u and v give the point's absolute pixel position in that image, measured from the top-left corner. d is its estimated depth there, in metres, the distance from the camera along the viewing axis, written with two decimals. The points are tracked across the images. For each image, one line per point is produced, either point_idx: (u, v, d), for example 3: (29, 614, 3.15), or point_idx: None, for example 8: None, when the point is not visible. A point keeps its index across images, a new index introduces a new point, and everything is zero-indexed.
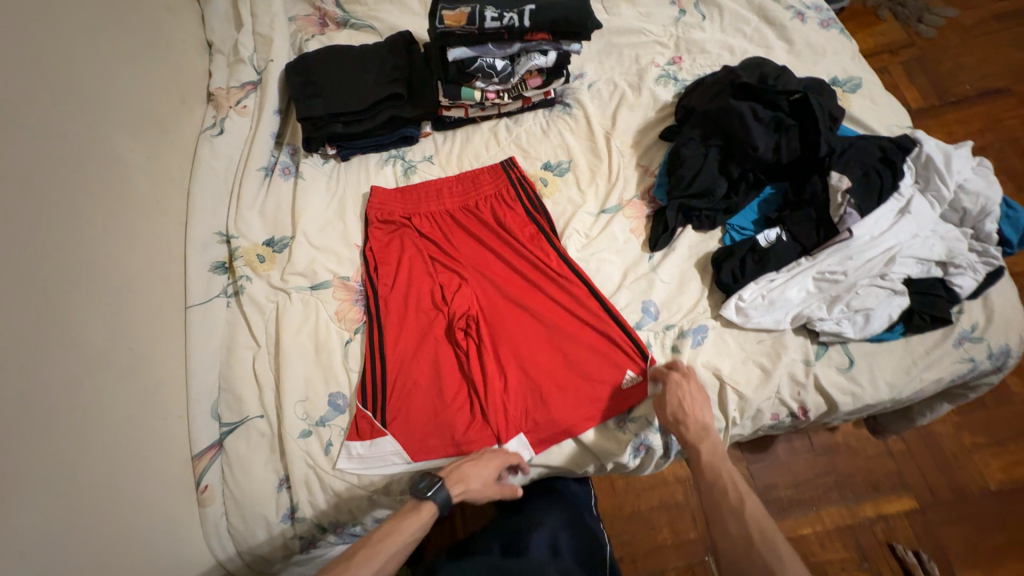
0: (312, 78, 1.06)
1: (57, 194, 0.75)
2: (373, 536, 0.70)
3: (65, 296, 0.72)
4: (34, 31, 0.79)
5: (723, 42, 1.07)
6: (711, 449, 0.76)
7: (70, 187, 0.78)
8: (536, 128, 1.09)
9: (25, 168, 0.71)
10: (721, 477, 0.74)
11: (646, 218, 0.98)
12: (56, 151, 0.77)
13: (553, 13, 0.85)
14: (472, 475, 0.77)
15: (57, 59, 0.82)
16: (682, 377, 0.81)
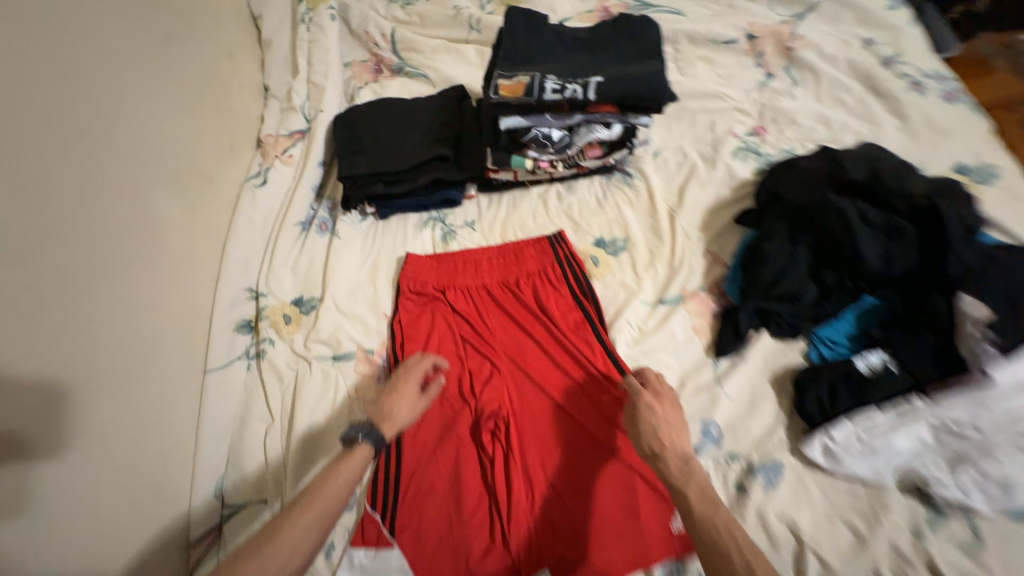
0: (359, 134, 1.02)
1: (94, 255, 0.72)
2: (305, 493, 0.62)
3: (83, 365, 0.68)
4: (92, 83, 0.77)
5: (818, 114, 0.92)
6: (689, 460, 0.63)
7: (109, 244, 0.75)
8: (590, 197, 0.98)
9: (59, 227, 0.67)
10: (694, 475, 0.61)
11: (712, 316, 0.84)
12: (100, 209, 0.75)
13: (622, 87, 0.75)
14: (397, 408, 0.73)
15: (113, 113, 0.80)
16: (655, 400, 0.70)
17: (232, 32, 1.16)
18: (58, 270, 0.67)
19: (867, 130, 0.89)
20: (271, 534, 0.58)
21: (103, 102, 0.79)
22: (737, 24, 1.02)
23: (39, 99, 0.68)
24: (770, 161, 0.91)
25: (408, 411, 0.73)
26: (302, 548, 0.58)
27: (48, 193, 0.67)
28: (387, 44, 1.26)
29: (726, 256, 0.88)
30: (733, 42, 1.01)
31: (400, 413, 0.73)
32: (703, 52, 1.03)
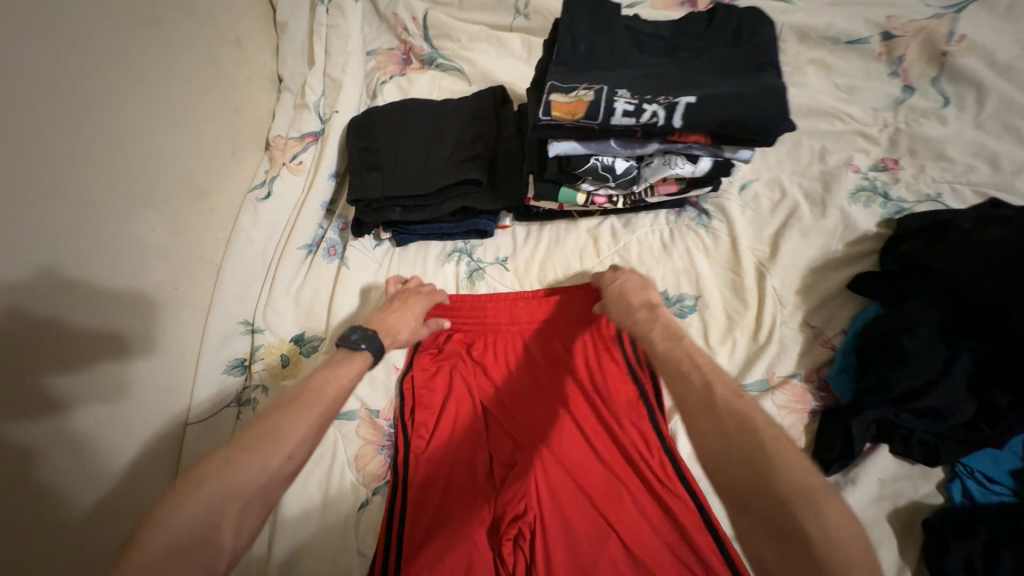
0: (376, 144, 0.85)
1: (43, 306, 0.59)
2: (309, 382, 0.57)
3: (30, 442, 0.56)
4: (47, 90, 0.63)
5: (978, 146, 0.68)
6: (662, 330, 0.60)
7: (65, 288, 0.62)
8: (653, 238, 0.79)
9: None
10: (678, 360, 0.55)
11: (808, 415, 0.64)
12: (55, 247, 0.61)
13: (722, 112, 0.54)
14: (398, 324, 0.71)
15: (79, 122, 0.66)
16: (619, 274, 0.72)
17: (241, 14, 1.00)
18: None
19: None
20: (253, 426, 0.51)
21: (67, 109, 0.64)
22: (869, 16, 0.78)
23: None
24: (903, 209, 0.69)
25: (410, 331, 0.72)
26: (287, 445, 0.50)
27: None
28: (418, 27, 1.07)
29: (833, 335, 0.67)
30: (860, 41, 0.77)
31: (403, 327, 0.71)
32: (816, 53, 0.79)
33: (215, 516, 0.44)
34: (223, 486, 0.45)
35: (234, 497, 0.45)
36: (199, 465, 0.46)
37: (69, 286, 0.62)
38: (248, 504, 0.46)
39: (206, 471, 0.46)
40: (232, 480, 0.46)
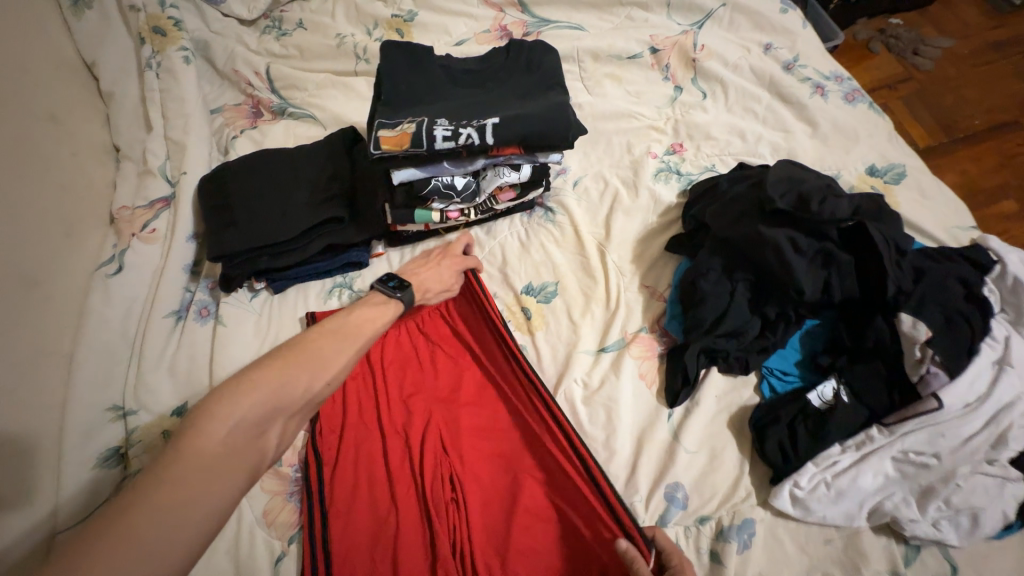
0: (229, 199, 0.85)
1: None
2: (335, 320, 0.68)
3: None
4: None
5: (731, 125, 0.89)
6: None
7: None
8: (513, 239, 0.89)
9: None
10: None
11: (658, 358, 0.77)
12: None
13: (521, 127, 0.66)
14: (432, 280, 0.80)
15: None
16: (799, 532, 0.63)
17: (54, 91, 0.95)
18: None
19: (781, 139, 0.87)
20: (299, 348, 0.62)
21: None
22: (639, 37, 0.97)
23: None
24: (692, 181, 0.87)
25: (440, 287, 0.80)
26: (324, 371, 0.62)
27: None
28: (263, 82, 1.10)
29: (664, 289, 0.82)
30: (637, 56, 0.96)
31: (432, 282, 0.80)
32: (609, 68, 0.97)
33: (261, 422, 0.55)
34: (272, 397, 0.56)
35: (279, 408, 0.56)
36: (253, 373, 0.57)
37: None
38: (287, 417, 0.58)
39: (260, 379, 0.57)
40: (275, 392, 0.56)
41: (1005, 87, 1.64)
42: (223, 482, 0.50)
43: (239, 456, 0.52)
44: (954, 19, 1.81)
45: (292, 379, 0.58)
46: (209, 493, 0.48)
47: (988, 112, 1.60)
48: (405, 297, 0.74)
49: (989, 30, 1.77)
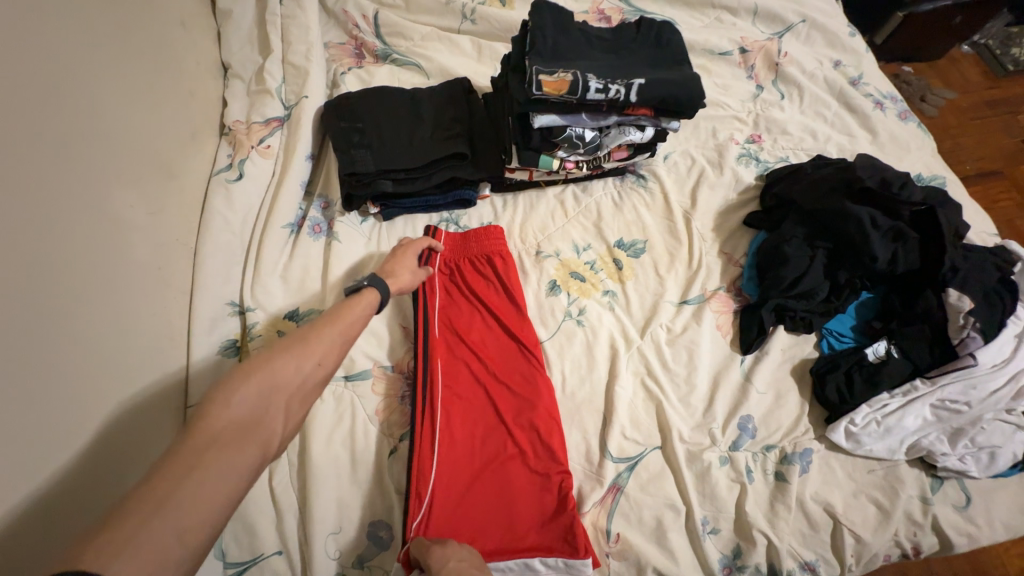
0: (360, 124, 0.91)
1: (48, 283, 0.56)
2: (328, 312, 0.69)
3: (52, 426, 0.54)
4: (31, 66, 0.60)
5: (804, 126, 1.02)
6: None
7: (64, 272, 0.59)
8: (607, 199, 0.98)
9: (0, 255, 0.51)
10: None
11: (733, 314, 0.89)
12: (26, 213, 0.55)
13: (661, 91, 0.76)
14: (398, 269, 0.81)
15: (37, 84, 0.60)
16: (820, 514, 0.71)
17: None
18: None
19: (847, 142, 1.00)
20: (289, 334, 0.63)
21: (25, 67, 0.59)
22: (731, 37, 1.09)
23: None
24: (769, 168, 0.99)
25: (408, 272, 0.81)
26: (314, 352, 0.63)
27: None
28: (370, 25, 1.15)
29: (740, 256, 0.93)
30: (727, 54, 1.08)
31: (403, 273, 0.81)
32: (702, 61, 1.07)
33: (264, 401, 0.55)
34: (267, 378, 0.57)
35: (275, 387, 0.57)
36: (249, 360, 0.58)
37: (49, 263, 0.57)
38: (288, 395, 0.58)
39: (253, 364, 0.58)
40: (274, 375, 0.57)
41: (995, 140, 1.85)
42: (235, 457, 0.50)
43: (246, 435, 0.52)
44: (959, 76, 2.02)
45: (284, 362, 0.59)
46: (228, 467, 0.49)
47: (979, 160, 1.80)
48: (372, 283, 0.75)
49: (987, 89, 1.99)
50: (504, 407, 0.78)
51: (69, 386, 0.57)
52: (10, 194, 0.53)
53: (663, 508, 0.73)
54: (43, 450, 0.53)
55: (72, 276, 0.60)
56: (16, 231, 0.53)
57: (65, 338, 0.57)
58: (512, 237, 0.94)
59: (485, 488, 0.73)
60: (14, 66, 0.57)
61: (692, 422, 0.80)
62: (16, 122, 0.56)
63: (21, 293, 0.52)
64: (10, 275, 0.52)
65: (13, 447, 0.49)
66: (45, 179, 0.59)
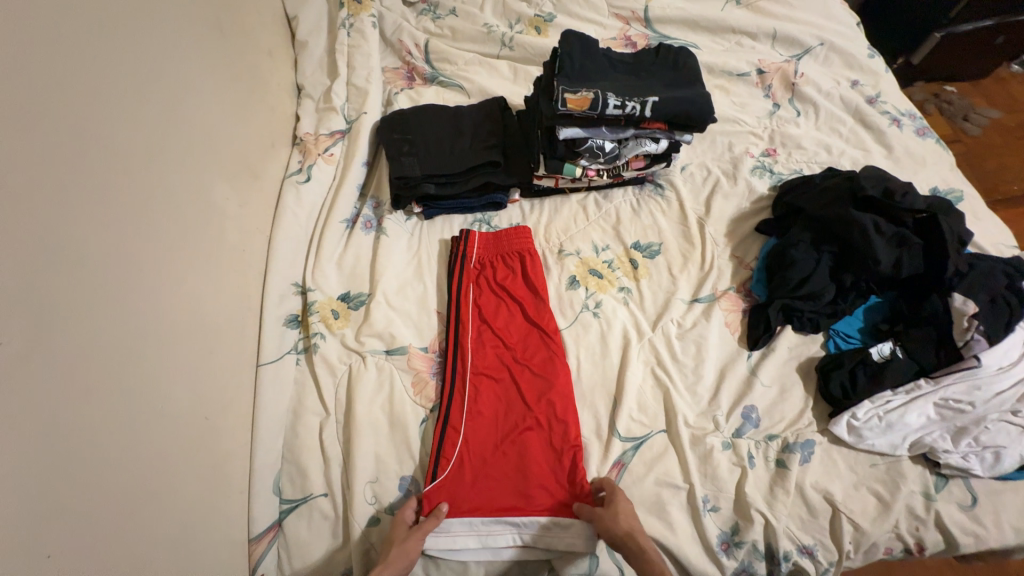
0: (409, 136, 1.06)
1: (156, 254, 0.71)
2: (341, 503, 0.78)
3: (159, 366, 0.69)
4: (157, 89, 0.78)
5: (819, 140, 1.07)
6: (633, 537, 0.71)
7: (171, 248, 0.75)
8: (626, 205, 1.07)
9: (127, 229, 0.67)
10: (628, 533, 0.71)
11: (742, 312, 0.95)
12: (147, 199, 0.71)
13: (673, 108, 0.85)
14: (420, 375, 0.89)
15: (159, 102, 0.77)
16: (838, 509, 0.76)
17: (269, 33, 1.16)
18: (101, 266, 0.63)
19: (861, 156, 1.05)
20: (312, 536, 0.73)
21: (153, 91, 0.76)
22: (749, 59, 1.17)
23: (119, 105, 0.69)
24: (782, 179, 1.05)
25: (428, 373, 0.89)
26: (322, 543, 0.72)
27: (127, 194, 0.68)
28: (421, 53, 1.31)
29: (751, 260, 0.99)
30: (745, 75, 1.16)
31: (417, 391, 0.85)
32: (720, 81, 1.16)
33: None
34: None
35: None
36: None
37: (162, 240, 0.73)
38: None
39: None
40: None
41: None
42: None
43: None
44: (1004, 96, 1.98)
45: None
46: None
47: None
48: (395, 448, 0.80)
49: None
50: (524, 385, 0.88)
51: (170, 337, 0.72)
52: (138, 186, 0.70)
53: (665, 484, 0.79)
54: (150, 384, 0.68)
55: (177, 251, 0.76)
56: (140, 213, 0.70)
57: (166, 300, 0.73)
58: (538, 235, 1.05)
59: (504, 453, 0.83)
60: (146, 90, 0.75)
61: (696, 409, 0.86)
62: (145, 131, 0.73)
63: (139, 261, 0.68)
64: (131, 247, 0.68)
65: (132, 376, 0.65)
66: (164, 176, 0.76)
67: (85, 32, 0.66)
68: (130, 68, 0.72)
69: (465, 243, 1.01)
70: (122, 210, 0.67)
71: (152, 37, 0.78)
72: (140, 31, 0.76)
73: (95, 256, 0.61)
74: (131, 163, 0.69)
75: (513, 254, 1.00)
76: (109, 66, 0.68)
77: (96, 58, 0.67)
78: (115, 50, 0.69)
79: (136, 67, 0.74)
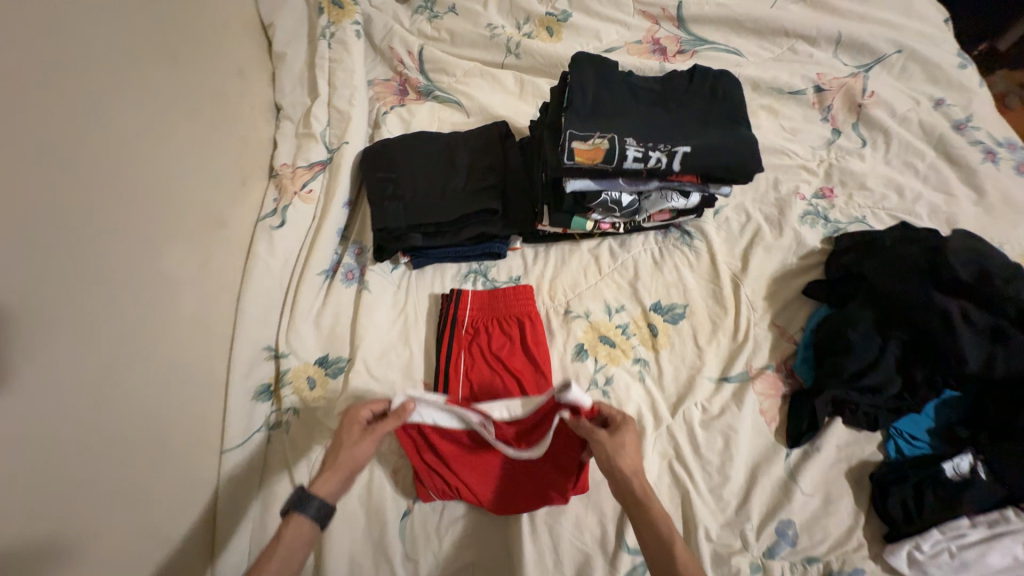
0: (394, 175, 0.92)
1: (87, 352, 0.59)
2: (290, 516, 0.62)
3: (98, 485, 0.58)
4: (95, 141, 0.64)
5: (889, 179, 0.88)
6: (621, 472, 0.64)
7: (115, 335, 0.63)
8: (646, 256, 0.91)
9: (52, 329, 0.55)
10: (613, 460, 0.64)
11: (781, 398, 0.79)
12: (77, 286, 0.59)
13: (710, 160, 0.68)
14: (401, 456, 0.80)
15: (95, 155, 0.63)
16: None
17: (239, 45, 1.00)
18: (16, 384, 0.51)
19: (942, 202, 0.85)
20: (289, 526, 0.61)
21: (86, 143, 0.62)
22: (804, 73, 0.97)
23: (38, 172, 0.56)
24: (839, 229, 0.87)
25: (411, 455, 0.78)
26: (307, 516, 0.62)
27: (46, 286, 0.55)
28: (414, 61, 1.14)
29: (795, 331, 0.83)
30: (799, 93, 0.95)
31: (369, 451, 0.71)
32: (767, 100, 0.96)
33: None
34: None
35: None
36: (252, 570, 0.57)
37: (104, 331, 0.62)
38: None
39: None
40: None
41: None
42: None
43: None
44: None
45: None
46: None
47: None
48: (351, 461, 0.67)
49: None
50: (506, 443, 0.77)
51: (116, 447, 0.62)
52: (64, 274, 0.57)
53: None
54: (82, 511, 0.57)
55: (124, 341, 0.65)
56: (71, 308, 0.58)
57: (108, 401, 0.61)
58: (542, 292, 0.91)
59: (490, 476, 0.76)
60: (79, 148, 0.61)
61: (721, 519, 0.73)
62: (74, 195, 0.60)
63: (73, 368, 0.57)
64: (57, 349, 0.56)
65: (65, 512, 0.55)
66: (105, 253, 0.63)
67: None
68: (54, 122, 0.59)
69: (458, 303, 0.88)
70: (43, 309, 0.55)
71: (83, 78, 0.64)
72: (67, 74, 0.62)
73: (10, 382, 0.50)
74: (54, 244, 0.57)
75: (512, 314, 0.87)
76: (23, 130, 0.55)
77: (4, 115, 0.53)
78: (28, 107, 0.56)
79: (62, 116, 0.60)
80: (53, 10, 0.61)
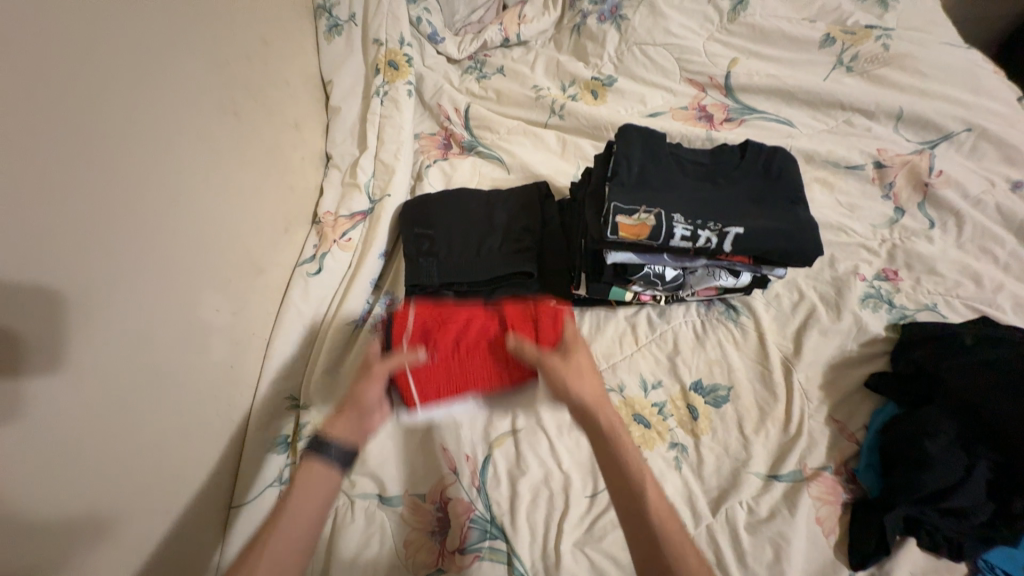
0: (432, 231, 0.92)
1: (116, 399, 0.58)
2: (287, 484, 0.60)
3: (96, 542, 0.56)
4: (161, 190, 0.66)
5: (963, 265, 0.80)
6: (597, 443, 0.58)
7: (145, 383, 0.63)
8: (687, 329, 0.86)
9: (83, 376, 0.55)
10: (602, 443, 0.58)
11: (841, 507, 0.69)
12: (121, 333, 0.59)
13: (766, 244, 0.64)
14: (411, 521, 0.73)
15: (156, 205, 0.65)
16: None
17: (298, 100, 1.06)
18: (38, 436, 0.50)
19: None
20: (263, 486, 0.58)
21: (148, 190, 0.64)
22: (863, 148, 0.93)
23: (103, 221, 0.57)
24: (906, 316, 0.79)
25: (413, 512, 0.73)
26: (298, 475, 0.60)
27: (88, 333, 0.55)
28: (460, 118, 1.17)
29: (856, 429, 0.74)
30: (857, 168, 0.91)
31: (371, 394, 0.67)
32: (821, 173, 0.92)
33: None
34: None
35: None
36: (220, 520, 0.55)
37: (131, 379, 0.61)
38: None
39: None
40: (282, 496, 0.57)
41: None
42: None
43: None
44: None
45: None
46: None
47: None
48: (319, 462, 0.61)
49: None
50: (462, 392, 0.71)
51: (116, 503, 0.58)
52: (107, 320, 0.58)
53: None
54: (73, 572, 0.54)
55: (150, 388, 0.63)
56: (101, 355, 0.57)
57: (128, 452, 0.60)
58: None
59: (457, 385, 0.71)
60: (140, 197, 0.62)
61: None
62: (132, 242, 0.61)
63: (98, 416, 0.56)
64: (84, 398, 0.55)
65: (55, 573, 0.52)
66: (147, 299, 0.63)
67: (72, 137, 0.54)
68: (124, 171, 0.61)
69: None
70: (82, 356, 0.55)
71: (157, 128, 0.67)
72: (143, 126, 0.64)
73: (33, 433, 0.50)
74: (104, 291, 0.57)
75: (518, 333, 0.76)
76: (93, 177, 0.56)
77: (81, 167, 0.55)
78: (99, 155, 0.57)
79: (134, 166, 0.62)
80: (142, 68, 0.65)
